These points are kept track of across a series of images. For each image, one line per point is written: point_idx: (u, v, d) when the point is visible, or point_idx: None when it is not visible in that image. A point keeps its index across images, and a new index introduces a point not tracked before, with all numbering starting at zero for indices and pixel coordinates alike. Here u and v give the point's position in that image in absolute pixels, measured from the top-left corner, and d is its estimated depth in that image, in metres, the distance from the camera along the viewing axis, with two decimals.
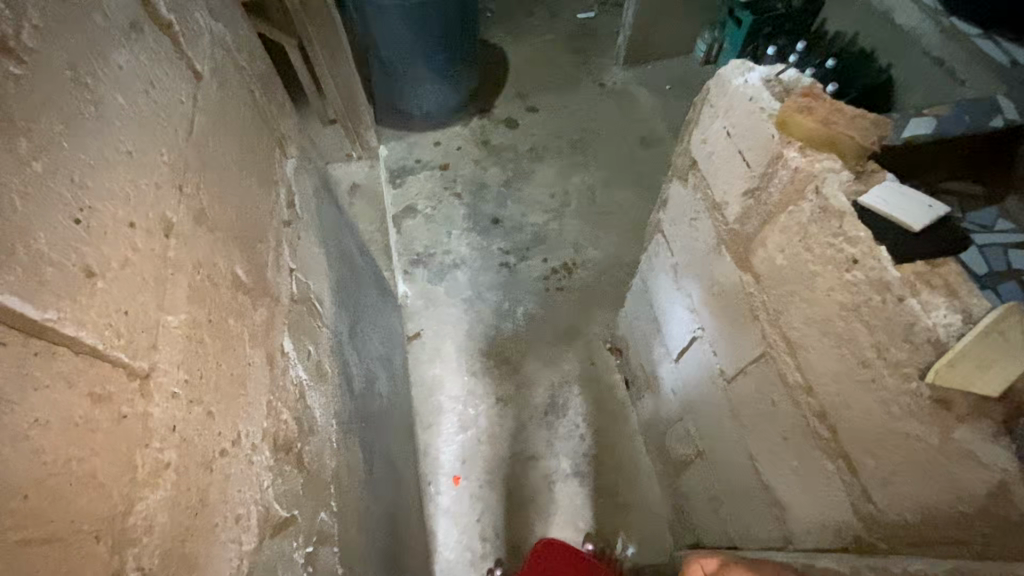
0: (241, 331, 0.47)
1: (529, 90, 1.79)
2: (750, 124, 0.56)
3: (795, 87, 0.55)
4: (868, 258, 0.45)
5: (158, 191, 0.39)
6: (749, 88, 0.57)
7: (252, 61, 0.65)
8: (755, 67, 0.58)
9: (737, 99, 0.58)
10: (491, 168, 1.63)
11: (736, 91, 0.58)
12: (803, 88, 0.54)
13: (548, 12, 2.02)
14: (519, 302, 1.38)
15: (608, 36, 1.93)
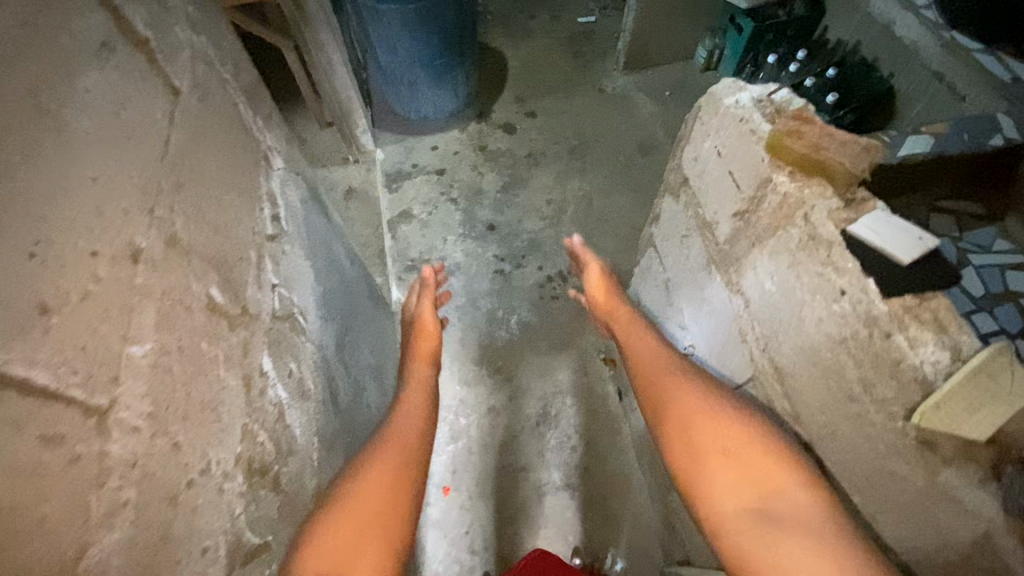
0: (214, 355, 0.47)
1: (528, 94, 1.78)
2: (741, 145, 0.55)
3: (786, 107, 0.53)
4: (856, 290, 0.43)
5: (126, 216, 0.38)
6: (740, 108, 0.55)
7: (237, 72, 0.64)
8: (747, 86, 0.57)
9: (728, 118, 0.56)
10: (488, 174, 1.62)
11: (727, 111, 0.56)
12: (795, 109, 0.52)
13: (548, 16, 2.01)
14: (514, 310, 1.37)
15: (608, 40, 1.91)
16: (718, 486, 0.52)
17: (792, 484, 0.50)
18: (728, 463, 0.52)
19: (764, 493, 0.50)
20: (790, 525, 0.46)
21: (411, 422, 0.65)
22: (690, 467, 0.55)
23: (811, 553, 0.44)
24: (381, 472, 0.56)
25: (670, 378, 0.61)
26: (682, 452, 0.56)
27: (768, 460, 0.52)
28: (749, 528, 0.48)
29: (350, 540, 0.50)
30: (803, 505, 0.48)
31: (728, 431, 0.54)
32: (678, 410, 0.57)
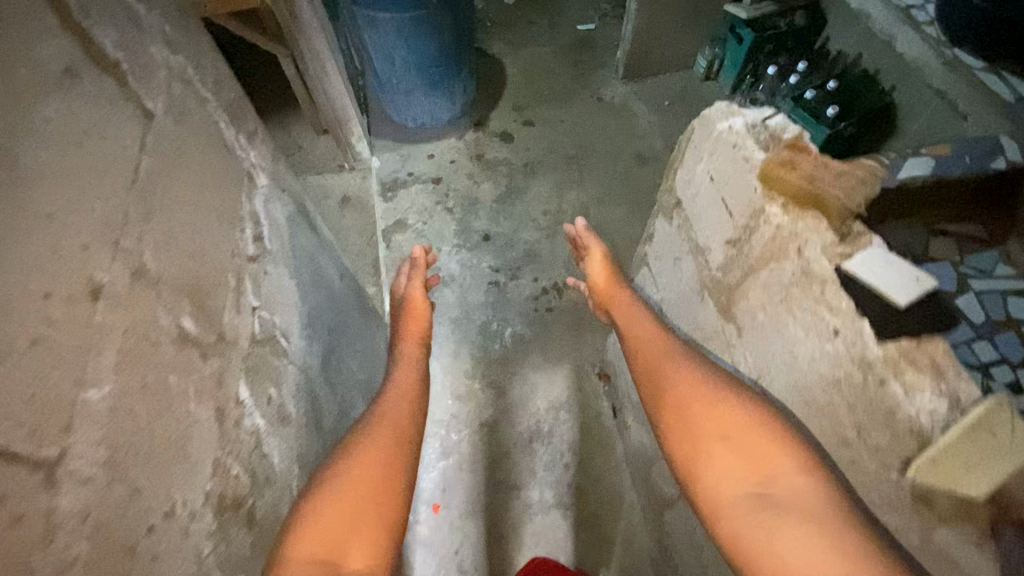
0: (184, 389, 0.45)
1: (525, 102, 1.77)
2: (733, 171, 0.53)
3: (781, 134, 0.52)
4: (850, 331, 0.42)
5: (87, 252, 0.37)
6: (734, 134, 0.53)
7: (219, 89, 0.63)
8: (741, 110, 0.55)
9: (721, 144, 0.55)
10: (484, 183, 1.60)
11: (720, 136, 0.55)
12: (789, 137, 0.51)
13: (548, 23, 1.99)
14: (508, 323, 1.35)
15: (607, 49, 1.90)
16: (714, 470, 0.49)
17: (795, 466, 0.46)
18: (723, 446, 0.50)
19: (763, 476, 0.47)
20: (789, 511, 0.43)
21: (401, 400, 0.67)
22: (687, 450, 0.52)
23: (812, 539, 0.41)
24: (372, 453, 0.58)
25: (664, 360, 0.59)
26: (676, 435, 0.53)
27: (768, 439, 0.48)
28: (746, 514, 0.45)
29: (344, 520, 0.52)
30: (805, 489, 0.45)
31: (724, 411, 0.52)
32: (671, 393, 0.55)
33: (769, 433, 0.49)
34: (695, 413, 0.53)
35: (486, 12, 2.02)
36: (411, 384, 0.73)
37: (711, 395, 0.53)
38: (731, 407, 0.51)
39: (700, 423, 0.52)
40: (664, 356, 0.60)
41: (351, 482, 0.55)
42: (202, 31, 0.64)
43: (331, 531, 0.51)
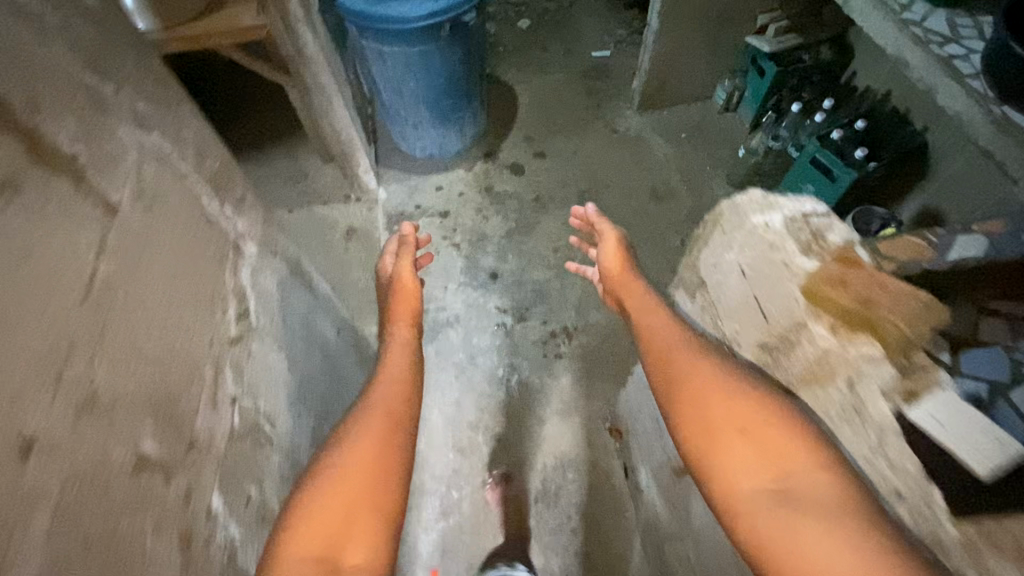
0: (140, 528, 0.40)
1: (537, 132, 1.72)
2: (773, 274, 0.52)
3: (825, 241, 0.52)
4: (917, 500, 0.42)
5: (17, 399, 0.32)
6: (773, 231, 0.52)
7: (200, 162, 0.58)
8: (778, 202, 0.55)
9: (756, 238, 0.54)
10: (493, 218, 1.55)
11: (756, 230, 0.54)
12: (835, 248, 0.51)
13: (562, 49, 1.95)
14: (515, 369, 1.29)
15: (623, 77, 1.85)
16: (732, 464, 0.48)
17: (817, 465, 0.46)
18: (743, 439, 0.49)
19: (786, 472, 0.46)
20: (814, 509, 0.43)
21: (391, 391, 0.67)
22: (699, 441, 0.51)
23: (838, 537, 0.40)
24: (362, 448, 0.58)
25: (678, 349, 0.58)
26: (690, 427, 0.52)
27: (791, 438, 0.48)
28: (767, 511, 0.44)
29: (339, 514, 0.53)
30: (830, 488, 0.44)
31: (745, 406, 0.51)
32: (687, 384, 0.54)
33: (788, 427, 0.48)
34: (713, 408, 0.52)
35: (498, 38, 1.98)
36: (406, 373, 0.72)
37: (730, 390, 0.52)
38: (746, 398, 0.51)
39: (718, 418, 0.51)
40: (674, 344, 0.59)
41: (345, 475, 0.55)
42: (184, 98, 0.59)
43: (325, 529, 0.51)
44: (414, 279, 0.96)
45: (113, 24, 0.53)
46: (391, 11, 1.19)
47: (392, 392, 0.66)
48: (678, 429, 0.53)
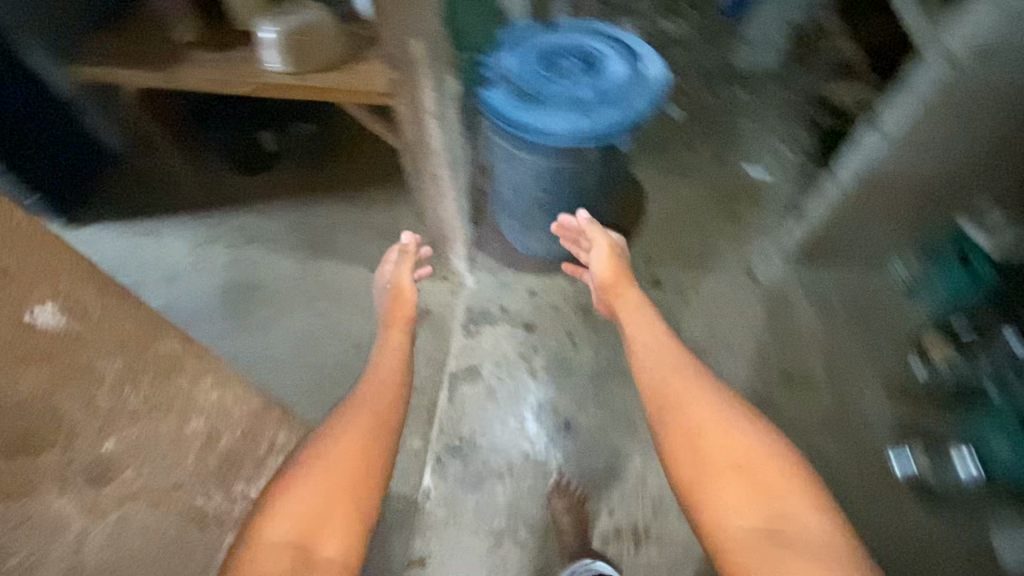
0: None
1: (659, 254, 1.47)
2: None
3: None
4: None
5: None
6: None
7: (136, 435, 0.73)
8: None
9: None
10: (583, 348, 1.32)
11: None
12: None
13: (713, 154, 1.69)
14: (558, 566, 1.07)
15: (776, 209, 1.56)
16: (733, 509, 0.77)
17: (801, 510, 0.76)
18: (739, 480, 0.79)
19: (778, 513, 0.75)
20: (793, 540, 0.72)
21: (377, 405, 0.95)
22: (705, 473, 0.81)
23: (810, 557, 0.70)
24: (343, 464, 0.83)
25: (684, 393, 0.89)
26: (697, 475, 0.82)
27: (790, 494, 0.77)
28: (757, 541, 0.73)
29: (320, 510, 0.78)
30: (811, 526, 0.74)
31: (747, 455, 0.81)
32: (704, 428, 0.84)
33: (780, 470, 0.79)
34: (722, 452, 0.82)
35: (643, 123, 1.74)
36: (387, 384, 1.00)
37: (736, 445, 0.82)
38: (745, 442, 0.82)
39: (720, 463, 0.81)
40: (679, 384, 0.91)
41: (327, 479, 0.81)
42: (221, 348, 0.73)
43: (302, 518, 0.76)
44: (410, 285, 1.22)
45: (73, 318, 0.69)
46: (531, 121, 1.00)
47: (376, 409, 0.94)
48: (687, 464, 0.83)
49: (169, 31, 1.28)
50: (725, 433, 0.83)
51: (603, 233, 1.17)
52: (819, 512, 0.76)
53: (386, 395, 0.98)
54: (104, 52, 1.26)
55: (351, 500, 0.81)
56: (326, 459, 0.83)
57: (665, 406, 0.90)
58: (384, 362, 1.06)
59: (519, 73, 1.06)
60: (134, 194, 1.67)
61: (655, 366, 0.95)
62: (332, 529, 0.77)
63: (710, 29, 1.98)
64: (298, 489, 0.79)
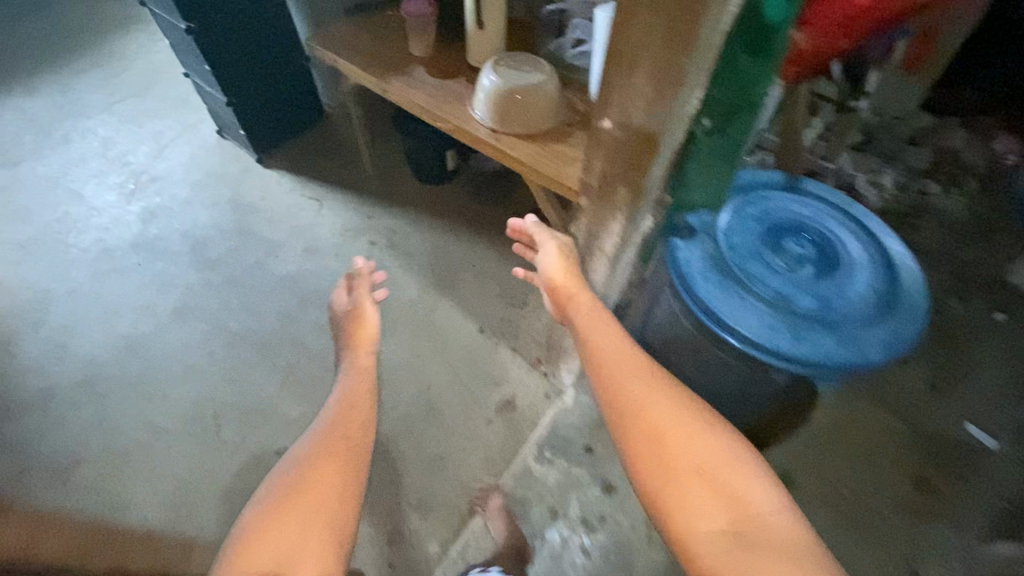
0: None
1: (800, 477, 1.19)
2: None
3: None
4: None
5: None
6: None
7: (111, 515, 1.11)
8: None
9: None
10: (656, 547, 1.10)
11: None
12: None
13: (926, 382, 1.32)
14: None
15: (984, 496, 1.18)
16: (694, 510, 0.62)
17: (769, 507, 0.62)
18: (700, 480, 0.64)
19: (743, 511, 0.61)
20: (763, 545, 0.58)
21: (354, 418, 0.86)
22: (657, 475, 0.65)
23: (786, 565, 0.56)
24: (321, 477, 0.74)
25: (636, 381, 0.74)
26: (654, 477, 0.66)
27: (753, 490, 0.63)
28: (724, 549, 0.59)
29: (293, 537, 0.67)
30: (780, 527, 0.60)
31: (707, 450, 0.66)
32: (657, 421, 0.69)
33: (743, 468, 0.65)
34: (679, 447, 0.67)
35: None
36: (364, 405, 0.91)
37: (694, 438, 0.67)
38: (703, 434, 0.67)
39: (680, 462, 0.65)
40: (630, 371, 0.75)
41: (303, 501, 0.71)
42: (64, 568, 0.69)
43: (282, 543, 0.66)
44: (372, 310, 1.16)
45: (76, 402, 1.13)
46: (721, 310, 0.80)
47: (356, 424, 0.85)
48: (641, 466, 0.67)
49: (405, 40, 1.29)
50: (684, 428, 0.68)
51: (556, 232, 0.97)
52: (781, 506, 0.63)
53: (358, 413, 0.88)
54: (345, 38, 1.30)
55: (331, 520, 0.70)
56: (300, 471, 0.75)
57: (616, 399, 0.73)
58: (348, 391, 0.94)
59: (732, 238, 0.86)
60: (321, 155, 1.76)
61: (611, 356, 0.78)
62: (311, 548, 0.67)
63: (992, 226, 1.53)
64: (263, 521, 0.68)
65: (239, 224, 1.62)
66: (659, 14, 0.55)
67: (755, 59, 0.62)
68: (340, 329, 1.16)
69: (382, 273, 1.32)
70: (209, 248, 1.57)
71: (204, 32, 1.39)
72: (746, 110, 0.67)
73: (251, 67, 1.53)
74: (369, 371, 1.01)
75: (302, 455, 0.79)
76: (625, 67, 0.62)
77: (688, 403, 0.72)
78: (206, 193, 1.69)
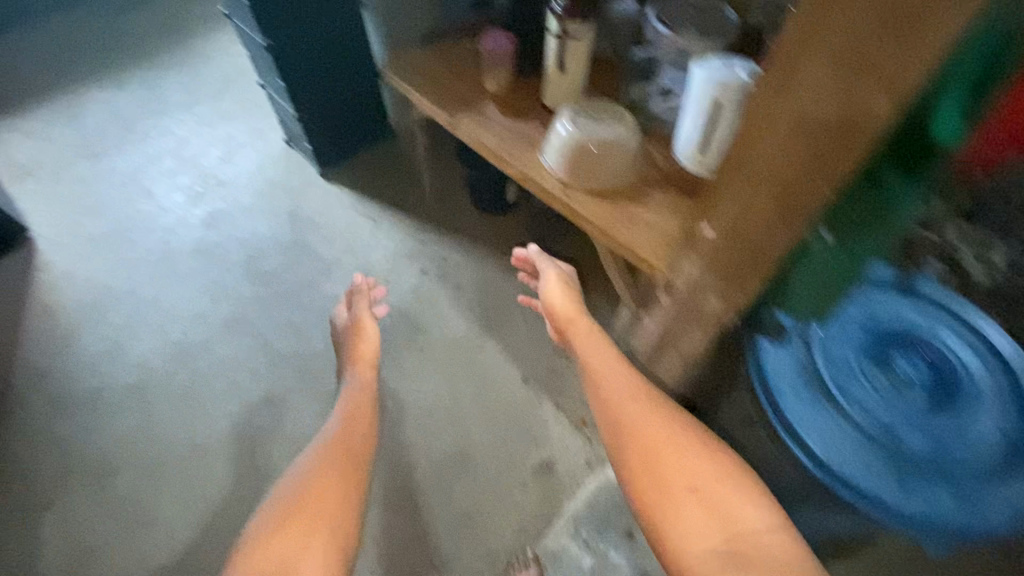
0: None
1: None
2: None
3: None
4: None
5: None
6: None
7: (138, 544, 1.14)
8: None
9: None
10: None
11: None
12: None
13: None
14: None
15: None
16: (691, 526, 0.76)
17: (757, 524, 0.75)
18: (693, 500, 0.78)
19: (731, 526, 0.75)
20: (750, 557, 0.72)
21: (356, 430, 0.99)
22: (658, 502, 0.80)
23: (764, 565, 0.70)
24: (322, 481, 0.86)
25: (638, 421, 0.89)
26: (656, 503, 0.81)
27: (745, 510, 0.77)
28: (718, 565, 0.72)
29: (281, 553, 0.75)
30: (767, 542, 0.73)
31: (702, 475, 0.81)
32: (656, 456, 0.84)
33: (730, 489, 0.79)
34: (676, 476, 0.81)
35: None
36: (364, 419, 1.03)
37: (689, 465, 0.82)
38: (694, 463, 0.82)
39: (676, 488, 0.80)
40: (632, 413, 0.90)
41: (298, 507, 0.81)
42: None
43: (282, 550, 0.75)
44: (374, 327, 1.23)
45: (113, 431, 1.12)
46: (813, 443, 0.70)
47: (355, 438, 0.97)
48: (645, 493, 0.82)
49: (478, 74, 1.23)
50: (682, 459, 0.83)
51: (557, 267, 1.24)
52: (762, 516, 0.76)
53: (359, 429, 0.99)
54: (417, 66, 1.25)
55: (326, 522, 0.80)
56: (301, 477, 0.87)
57: (625, 443, 0.88)
58: (350, 415, 1.02)
59: (829, 347, 0.75)
60: (381, 173, 1.73)
61: (618, 402, 0.93)
62: (310, 550, 0.76)
63: None
64: (263, 536, 0.77)
65: (295, 237, 1.62)
66: (820, 117, 0.51)
67: (904, 174, 0.52)
68: (341, 342, 1.24)
69: (381, 288, 1.37)
70: (264, 260, 1.57)
71: (279, 49, 1.38)
72: (885, 230, 0.55)
73: (322, 83, 1.52)
74: (370, 388, 1.11)
75: (303, 468, 0.89)
76: (789, 126, 0.54)
77: (683, 433, 0.86)
78: (267, 202, 1.69)
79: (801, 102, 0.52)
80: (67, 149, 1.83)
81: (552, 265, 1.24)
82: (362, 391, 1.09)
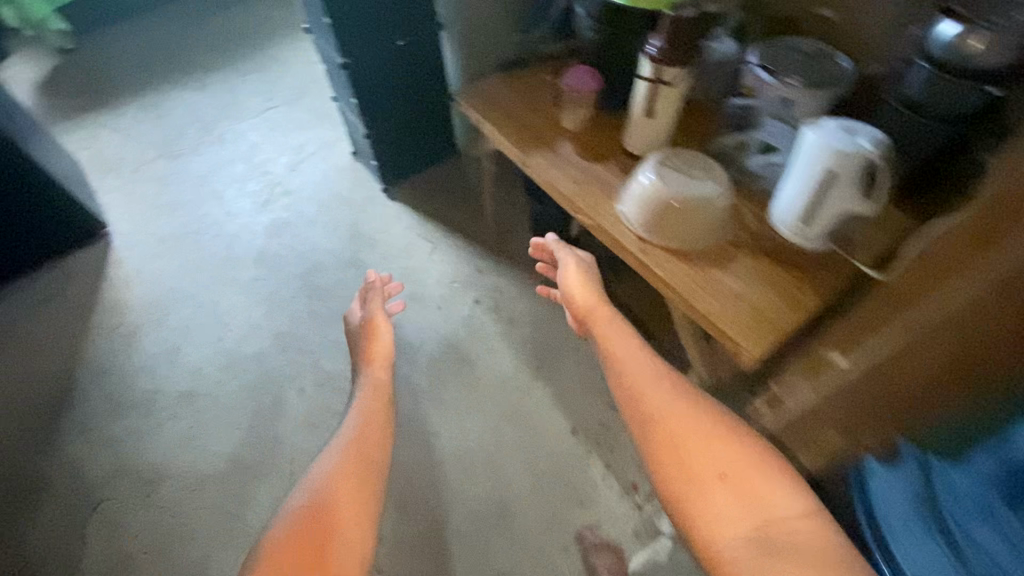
0: None
1: None
2: None
3: None
4: None
5: None
6: None
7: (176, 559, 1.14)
8: None
9: None
10: None
11: None
12: None
13: None
14: None
15: None
16: (722, 516, 0.67)
17: (792, 511, 0.66)
18: (721, 486, 0.69)
19: (761, 511, 0.67)
20: (784, 546, 0.63)
21: (370, 434, 0.91)
22: (681, 489, 0.71)
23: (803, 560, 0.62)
24: (340, 487, 0.79)
25: (657, 401, 0.80)
26: (678, 487, 0.72)
27: (774, 495, 0.68)
28: (749, 554, 0.64)
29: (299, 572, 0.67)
30: (797, 525, 0.65)
31: (725, 456, 0.71)
32: (676, 437, 0.75)
33: (759, 472, 0.70)
34: (699, 459, 0.72)
35: None
36: (379, 426, 0.95)
37: (712, 445, 0.73)
38: (717, 444, 0.73)
39: (700, 472, 0.71)
40: (649, 390, 0.82)
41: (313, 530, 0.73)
42: None
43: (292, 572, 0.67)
44: (387, 324, 1.18)
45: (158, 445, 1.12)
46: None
47: (371, 446, 0.89)
48: (665, 477, 0.73)
49: (556, 108, 1.17)
50: (702, 438, 0.74)
51: (576, 254, 1.15)
52: (796, 501, 0.67)
53: (373, 433, 0.92)
54: (493, 97, 1.20)
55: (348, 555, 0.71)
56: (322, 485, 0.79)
57: (641, 421, 0.80)
58: (366, 419, 0.95)
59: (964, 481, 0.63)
60: (443, 194, 1.70)
61: (631, 377, 0.85)
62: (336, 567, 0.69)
63: None
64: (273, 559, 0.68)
65: (352, 254, 1.60)
66: (994, 311, 0.52)
67: None
68: (355, 344, 1.19)
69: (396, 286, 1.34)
70: (321, 275, 1.56)
71: (356, 68, 1.37)
72: None
73: (394, 103, 1.51)
74: (384, 390, 1.04)
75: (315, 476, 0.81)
76: (903, 325, 0.60)
77: (700, 410, 0.77)
78: (330, 215, 1.69)
79: (1005, 261, 0.49)
80: (149, 147, 1.90)
81: (571, 253, 1.15)
82: (375, 395, 1.02)
